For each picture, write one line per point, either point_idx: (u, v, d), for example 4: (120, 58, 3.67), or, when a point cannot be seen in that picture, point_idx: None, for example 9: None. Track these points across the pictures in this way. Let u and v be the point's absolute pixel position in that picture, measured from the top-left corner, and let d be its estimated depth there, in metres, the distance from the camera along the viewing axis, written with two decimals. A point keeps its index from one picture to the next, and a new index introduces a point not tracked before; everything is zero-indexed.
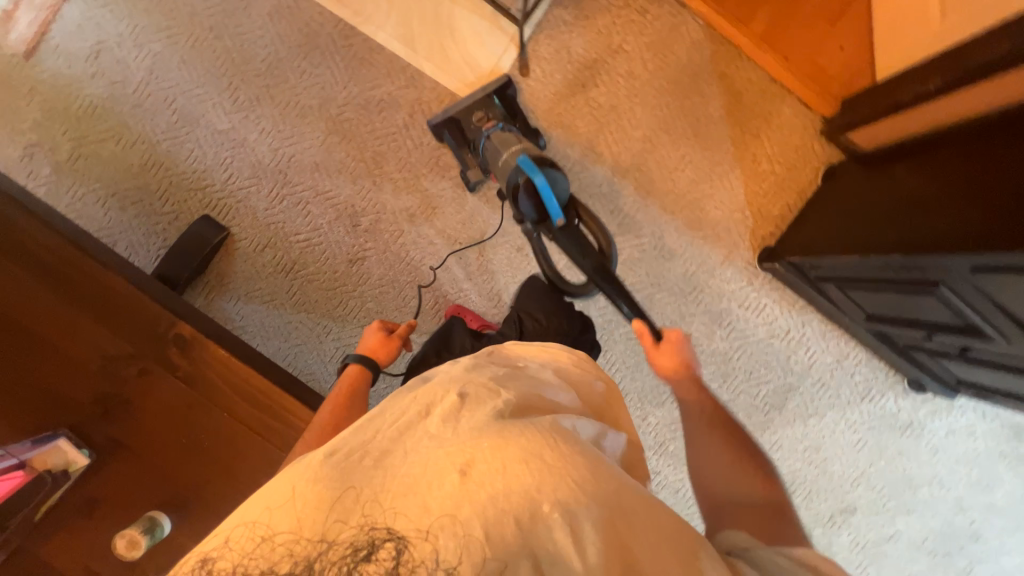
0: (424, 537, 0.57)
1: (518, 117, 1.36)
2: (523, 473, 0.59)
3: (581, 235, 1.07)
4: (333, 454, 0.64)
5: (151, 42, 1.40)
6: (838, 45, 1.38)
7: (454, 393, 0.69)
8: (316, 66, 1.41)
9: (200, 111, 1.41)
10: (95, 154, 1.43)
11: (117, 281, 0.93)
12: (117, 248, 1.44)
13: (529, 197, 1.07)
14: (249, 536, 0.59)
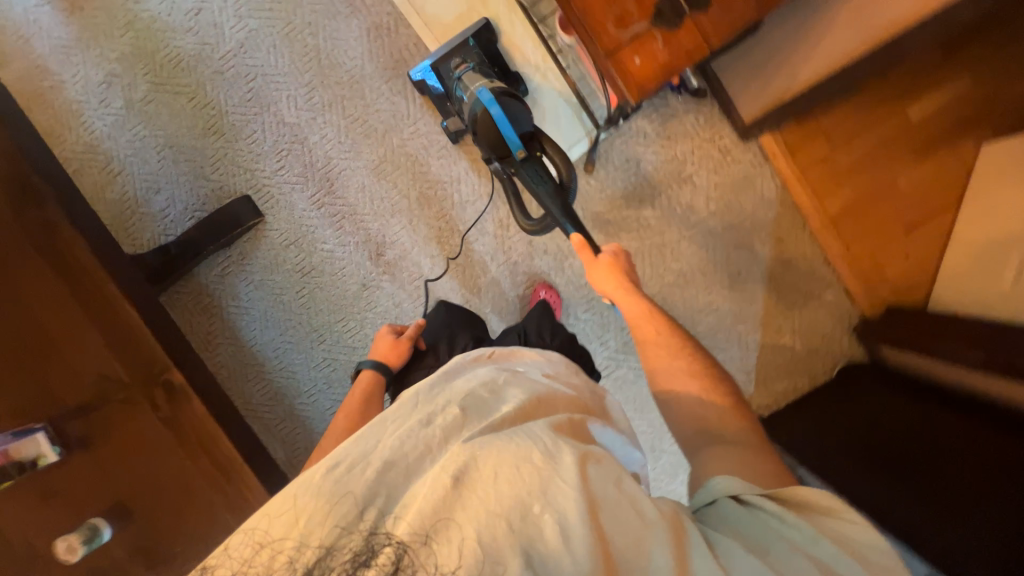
0: (425, 543, 0.50)
1: (499, 65, 1.24)
2: (514, 476, 0.54)
3: (541, 166, 1.05)
4: (333, 462, 0.57)
5: (250, 17, 1.42)
6: (904, 252, 1.34)
7: (453, 402, 0.67)
8: (394, 95, 1.42)
9: (274, 98, 1.44)
10: (166, 103, 1.47)
11: (126, 309, 1.00)
12: (159, 197, 1.50)
13: (487, 129, 1.05)
14: (243, 544, 0.53)
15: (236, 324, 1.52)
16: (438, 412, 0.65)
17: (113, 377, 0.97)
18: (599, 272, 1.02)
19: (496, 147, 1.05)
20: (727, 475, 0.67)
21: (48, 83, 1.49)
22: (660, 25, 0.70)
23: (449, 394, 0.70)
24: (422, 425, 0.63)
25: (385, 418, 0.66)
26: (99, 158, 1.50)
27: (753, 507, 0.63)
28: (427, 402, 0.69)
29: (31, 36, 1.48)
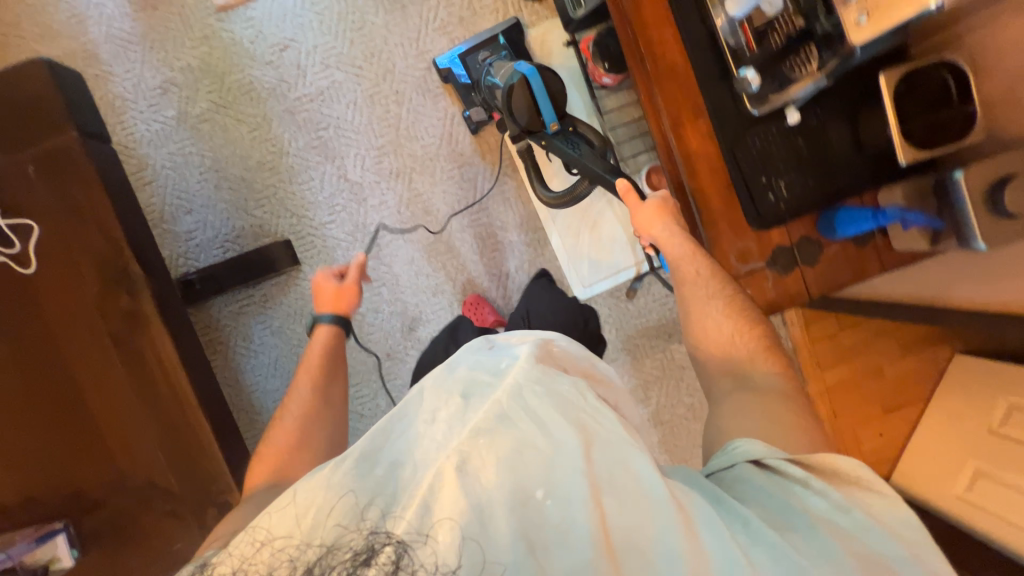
0: (424, 542, 0.52)
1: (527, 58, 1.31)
2: (516, 458, 0.58)
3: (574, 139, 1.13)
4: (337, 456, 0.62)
5: (337, 69, 1.40)
6: (880, 430, 1.50)
7: (459, 389, 0.70)
8: (464, 180, 1.44)
9: (342, 152, 1.41)
10: (223, 127, 1.40)
11: (188, 404, 0.93)
12: (189, 218, 1.40)
13: (524, 102, 1.08)
14: (248, 542, 0.56)
15: (240, 366, 1.43)
16: (443, 400, 0.67)
17: (159, 484, 0.91)
18: (642, 211, 0.83)
19: (535, 120, 1.09)
20: (749, 438, 0.69)
21: (93, 71, 1.38)
22: (773, 268, 0.80)
23: (451, 378, 0.73)
24: (425, 415, 0.66)
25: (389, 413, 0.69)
26: (131, 160, 1.39)
27: (775, 472, 0.65)
28: (431, 389, 0.71)
29: (87, 18, 1.37)
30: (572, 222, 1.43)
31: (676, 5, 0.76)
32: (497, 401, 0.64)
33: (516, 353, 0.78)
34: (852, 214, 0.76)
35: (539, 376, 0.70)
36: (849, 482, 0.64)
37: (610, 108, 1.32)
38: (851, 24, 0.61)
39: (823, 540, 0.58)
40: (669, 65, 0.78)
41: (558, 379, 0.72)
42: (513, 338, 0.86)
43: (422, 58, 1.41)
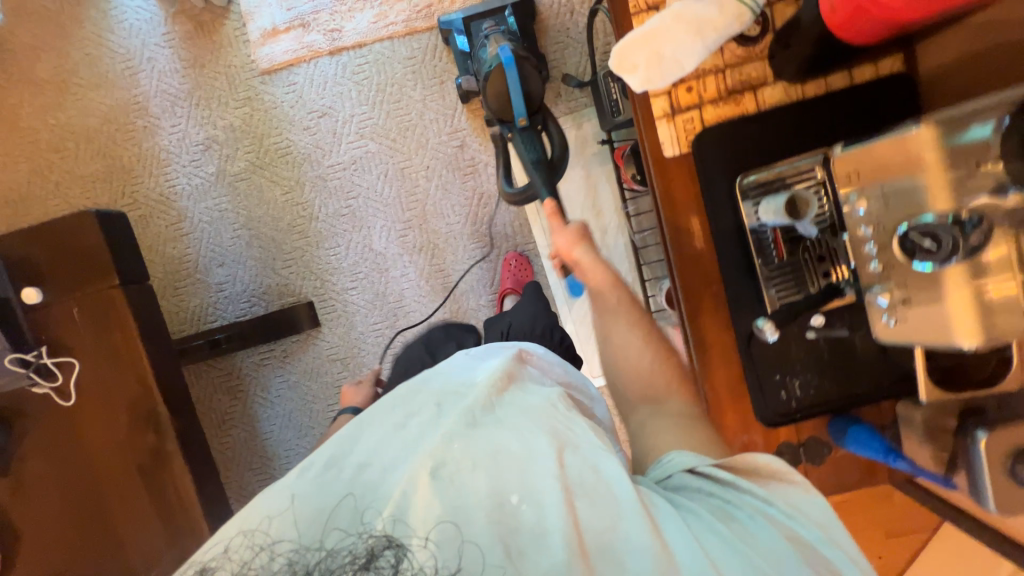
0: (423, 545, 0.54)
1: (531, 41, 1.27)
2: (495, 466, 0.59)
3: (536, 139, 1.03)
4: (311, 462, 0.64)
5: (371, 140, 1.41)
6: (877, 552, 1.47)
7: (432, 397, 0.72)
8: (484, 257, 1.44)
9: (369, 223, 1.44)
10: (259, 187, 1.44)
11: (192, 508, 0.92)
12: (220, 270, 1.46)
13: (495, 87, 0.98)
14: (246, 547, 0.57)
15: (257, 415, 1.50)
16: (412, 410, 0.70)
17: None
18: (563, 235, 0.89)
19: (502, 112, 1.01)
20: (681, 449, 0.63)
21: (142, 122, 1.43)
22: (776, 462, 0.79)
23: (419, 388, 0.75)
24: (396, 420, 0.68)
25: (357, 422, 0.71)
26: (171, 212, 1.45)
27: (709, 478, 0.61)
28: (399, 400, 0.73)
29: (140, 71, 1.41)
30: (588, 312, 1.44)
31: (709, 192, 0.74)
32: (466, 410, 0.66)
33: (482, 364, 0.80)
34: (863, 436, 0.73)
35: (506, 388, 0.72)
36: (769, 476, 0.62)
37: (640, 210, 1.30)
38: (878, 325, 0.57)
39: (759, 528, 0.56)
40: (693, 248, 0.76)
41: (525, 390, 0.74)
42: (489, 350, 0.90)
43: (455, 135, 1.41)
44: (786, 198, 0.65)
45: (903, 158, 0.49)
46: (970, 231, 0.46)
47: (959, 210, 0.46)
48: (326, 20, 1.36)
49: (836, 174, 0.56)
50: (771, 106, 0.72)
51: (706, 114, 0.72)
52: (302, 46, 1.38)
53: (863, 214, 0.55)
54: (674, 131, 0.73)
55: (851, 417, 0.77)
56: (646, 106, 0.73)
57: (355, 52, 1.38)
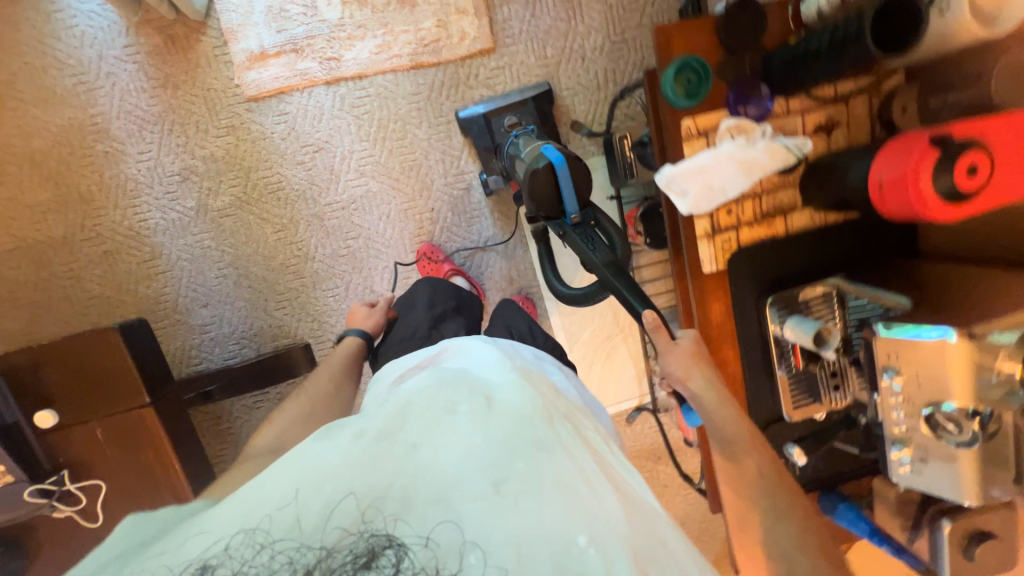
0: (424, 544, 0.50)
1: (552, 131, 1.30)
2: (561, 497, 0.56)
3: (594, 234, 0.97)
4: (360, 434, 0.61)
5: (372, 178, 1.35)
6: None
7: (482, 391, 0.68)
8: (482, 272, 1.43)
9: (370, 264, 1.39)
10: (246, 223, 1.33)
11: None
12: (204, 312, 1.36)
13: (542, 193, 0.96)
14: (246, 545, 0.49)
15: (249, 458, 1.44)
16: (465, 395, 0.66)
17: None
18: (677, 358, 0.83)
19: (553, 209, 0.97)
20: None
21: (102, 147, 1.26)
22: None
23: (468, 375, 0.71)
24: (445, 406, 0.65)
25: (403, 402, 0.66)
26: (143, 247, 1.31)
27: None
28: (450, 384, 0.69)
29: (97, 88, 1.23)
30: (588, 352, 1.49)
31: (736, 301, 0.87)
32: (525, 420, 0.63)
33: (531, 368, 0.79)
34: (850, 514, 0.91)
35: (562, 414, 0.71)
36: None
37: (641, 264, 1.35)
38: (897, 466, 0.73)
39: None
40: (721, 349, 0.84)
41: (574, 421, 0.72)
42: (516, 346, 0.87)
43: (461, 178, 1.38)
44: (815, 328, 0.76)
45: (937, 353, 0.64)
46: (986, 417, 0.63)
47: (978, 406, 0.63)
48: (323, 47, 1.26)
49: (879, 352, 0.70)
50: (796, 227, 0.85)
51: (741, 235, 0.84)
52: (294, 73, 1.26)
53: (899, 388, 0.69)
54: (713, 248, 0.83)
55: (839, 492, 0.96)
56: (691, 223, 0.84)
57: (355, 83, 1.29)
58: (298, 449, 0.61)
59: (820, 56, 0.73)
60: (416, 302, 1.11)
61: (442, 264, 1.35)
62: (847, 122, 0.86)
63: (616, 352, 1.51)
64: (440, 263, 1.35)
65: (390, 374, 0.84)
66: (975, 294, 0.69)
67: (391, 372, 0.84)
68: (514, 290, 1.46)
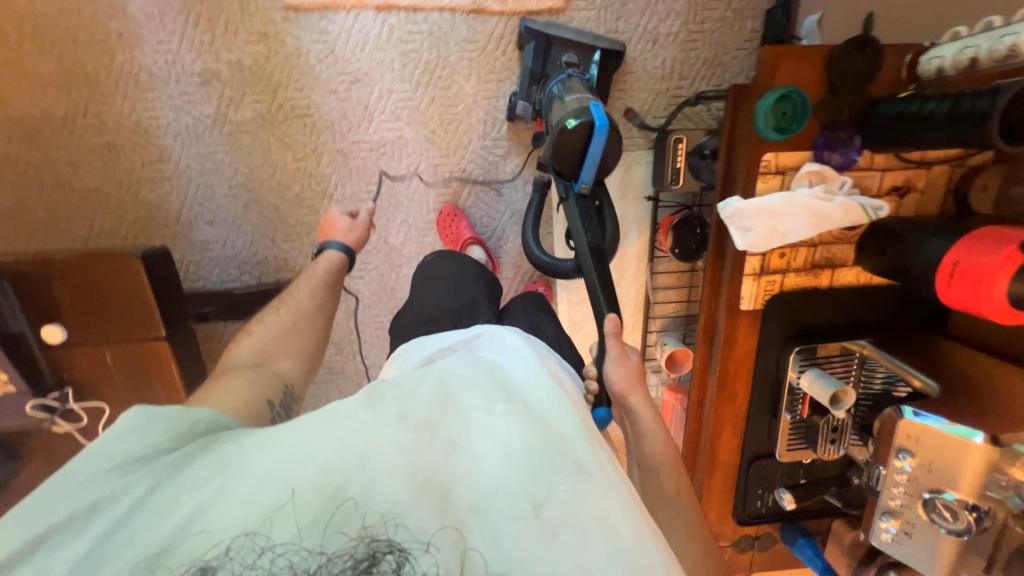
0: (425, 550, 0.52)
1: (603, 92, 1.23)
2: (592, 530, 0.55)
3: (593, 213, 0.96)
4: (403, 416, 0.61)
5: (408, 124, 1.26)
6: None
7: (528, 395, 0.67)
8: (500, 248, 1.39)
9: (389, 214, 1.33)
10: (266, 145, 1.25)
11: None
12: (207, 229, 1.29)
13: (565, 148, 0.94)
14: (247, 548, 0.50)
15: None
16: (507, 398, 0.65)
17: None
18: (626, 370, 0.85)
19: (569, 169, 0.95)
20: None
21: (118, 27, 1.14)
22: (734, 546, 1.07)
23: (508, 374, 0.70)
24: (486, 407, 0.63)
25: (442, 387, 0.66)
26: (151, 148, 1.22)
27: None
28: (492, 379, 0.68)
29: None
30: (588, 344, 1.50)
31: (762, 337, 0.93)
32: (570, 436, 0.62)
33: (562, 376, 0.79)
34: (806, 549, 1.00)
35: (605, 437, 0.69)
36: None
37: (659, 270, 1.35)
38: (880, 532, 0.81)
39: None
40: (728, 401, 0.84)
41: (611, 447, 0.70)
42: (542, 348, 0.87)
43: (501, 144, 1.31)
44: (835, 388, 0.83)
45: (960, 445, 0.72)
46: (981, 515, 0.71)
47: (979, 502, 0.72)
48: None
49: (900, 432, 0.77)
50: (840, 282, 0.92)
51: (787, 279, 0.91)
52: None
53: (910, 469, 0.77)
54: (757, 289, 0.91)
55: (798, 527, 1.04)
56: (746, 259, 0.90)
57: (407, 16, 1.19)
58: (332, 415, 0.61)
59: (935, 119, 0.74)
60: (439, 284, 1.11)
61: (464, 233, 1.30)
62: (922, 189, 0.91)
63: None
64: (459, 223, 1.31)
65: (424, 349, 0.87)
66: (992, 407, 0.77)
67: (423, 351, 0.86)
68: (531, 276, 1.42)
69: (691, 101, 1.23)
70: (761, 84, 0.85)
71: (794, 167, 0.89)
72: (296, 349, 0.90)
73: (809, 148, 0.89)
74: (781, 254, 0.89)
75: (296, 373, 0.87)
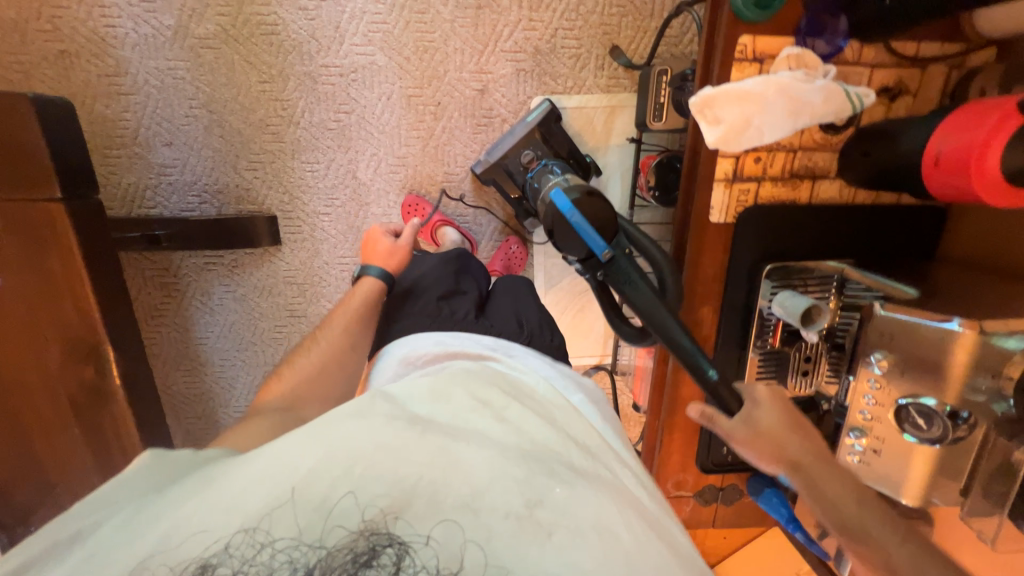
0: (425, 543, 0.55)
1: (579, 163, 1.19)
2: (584, 526, 0.60)
3: (631, 271, 0.89)
4: (393, 417, 0.67)
5: (380, 50, 1.20)
6: None
7: (515, 401, 0.75)
8: (476, 228, 1.37)
9: (359, 147, 1.27)
10: (228, 62, 1.18)
11: None
12: (165, 151, 1.23)
13: (574, 240, 0.89)
14: (246, 544, 0.53)
15: (193, 318, 1.37)
16: (497, 403, 0.73)
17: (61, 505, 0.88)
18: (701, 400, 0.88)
19: (584, 256, 0.90)
20: None
21: None
22: (697, 497, 1.15)
23: (494, 379, 0.79)
24: (478, 413, 0.70)
25: (440, 386, 0.74)
26: (106, 59, 1.16)
27: None
28: (482, 386, 0.76)
29: None
30: (562, 300, 1.43)
31: (733, 253, 0.98)
32: (557, 445, 0.70)
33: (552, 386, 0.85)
34: (771, 499, 1.05)
35: (591, 439, 0.76)
36: None
37: (641, 221, 1.29)
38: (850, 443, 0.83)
39: None
40: (751, 410, 0.85)
41: (600, 450, 0.75)
42: (530, 358, 0.93)
43: (479, 77, 1.24)
44: (806, 305, 0.87)
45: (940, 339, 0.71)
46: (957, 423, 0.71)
47: (958, 406, 0.71)
48: None
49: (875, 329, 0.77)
50: (821, 197, 0.95)
51: (762, 188, 0.93)
52: None
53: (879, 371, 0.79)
54: (730, 196, 0.94)
55: (766, 478, 1.10)
56: (720, 163, 0.92)
57: None
58: (328, 420, 0.66)
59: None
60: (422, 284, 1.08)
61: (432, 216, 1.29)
62: (915, 92, 0.90)
63: (588, 307, 1.44)
64: (423, 208, 1.29)
65: (405, 353, 0.92)
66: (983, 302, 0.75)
67: (404, 358, 0.91)
68: (506, 228, 1.38)
69: (674, 17, 1.13)
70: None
71: (773, 54, 0.86)
72: (324, 394, 0.90)
73: (791, 34, 0.86)
74: (756, 157, 0.91)
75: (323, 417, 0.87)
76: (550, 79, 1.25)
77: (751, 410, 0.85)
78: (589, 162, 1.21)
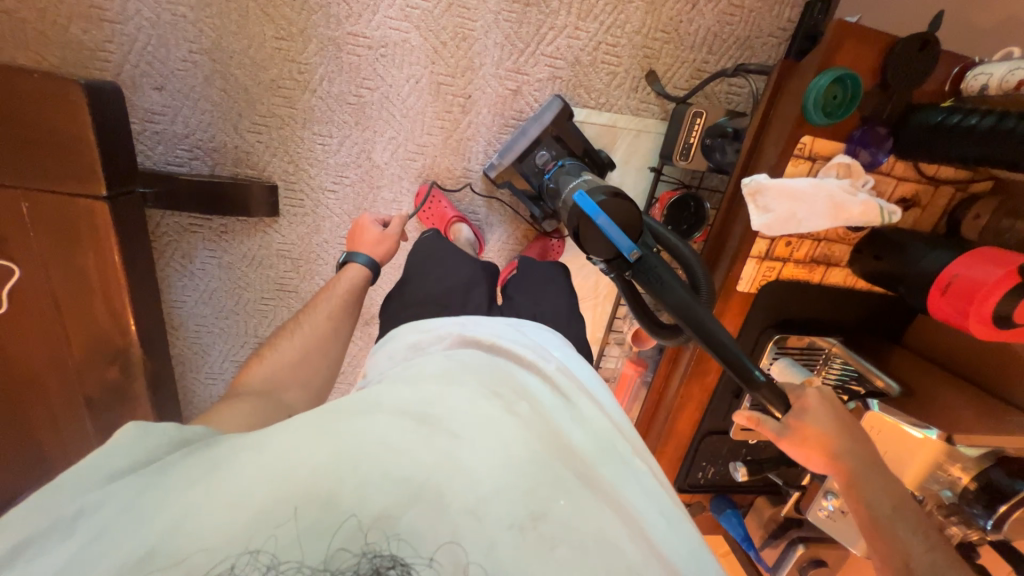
0: (428, 566, 0.49)
1: (596, 164, 1.21)
2: (589, 544, 0.54)
3: (662, 265, 0.88)
4: (396, 413, 0.60)
5: (416, 29, 1.12)
6: None
7: (527, 395, 0.68)
8: (486, 225, 1.36)
9: (377, 128, 1.20)
10: (242, 9, 1.05)
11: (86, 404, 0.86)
12: (152, 93, 1.08)
13: (598, 240, 0.91)
14: (250, 568, 0.46)
15: (168, 280, 1.27)
16: (508, 397, 0.66)
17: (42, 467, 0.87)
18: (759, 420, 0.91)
19: (613, 255, 0.91)
20: None
21: None
22: None
23: (501, 370, 0.71)
24: (490, 407, 0.63)
25: (449, 375, 0.67)
26: None
27: None
28: (491, 378, 0.69)
29: None
30: None
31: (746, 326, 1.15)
32: (565, 447, 0.63)
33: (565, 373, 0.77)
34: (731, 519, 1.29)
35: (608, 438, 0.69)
36: None
37: None
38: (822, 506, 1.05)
39: None
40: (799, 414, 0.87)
41: (615, 450, 0.68)
42: (549, 339, 0.84)
43: (515, 77, 1.20)
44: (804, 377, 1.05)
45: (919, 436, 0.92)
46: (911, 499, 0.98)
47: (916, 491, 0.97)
48: None
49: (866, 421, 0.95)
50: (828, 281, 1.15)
51: (785, 268, 1.11)
52: None
53: None
54: (758, 271, 1.09)
55: (727, 499, 1.34)
56: (757, 241, 1.07)
57: None
58: (327, 417, 0.59)
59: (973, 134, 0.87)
60: (432, 263, 1.03)
61: (447, 212, 1.26)
62: (923, 206, 1.09)
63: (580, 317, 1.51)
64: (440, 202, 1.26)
65: (415, 331, 0.84)
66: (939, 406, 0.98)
67: (411, 332, 0.85)
68: (516, 231, 1.39)
69: (728, 72, 1.17)
70: (821, 62, 0.93)
71: (823, 155, 1.02)
72: (307, 380, 0.88)
73: (846, 139, 1.02)
74: (787, 243, 1.07)
75: (304, 408, 0.86)
76: (584, 92, 1.24)
77: (802, 416, 0.88)
78: (605, 158, 1.23)
